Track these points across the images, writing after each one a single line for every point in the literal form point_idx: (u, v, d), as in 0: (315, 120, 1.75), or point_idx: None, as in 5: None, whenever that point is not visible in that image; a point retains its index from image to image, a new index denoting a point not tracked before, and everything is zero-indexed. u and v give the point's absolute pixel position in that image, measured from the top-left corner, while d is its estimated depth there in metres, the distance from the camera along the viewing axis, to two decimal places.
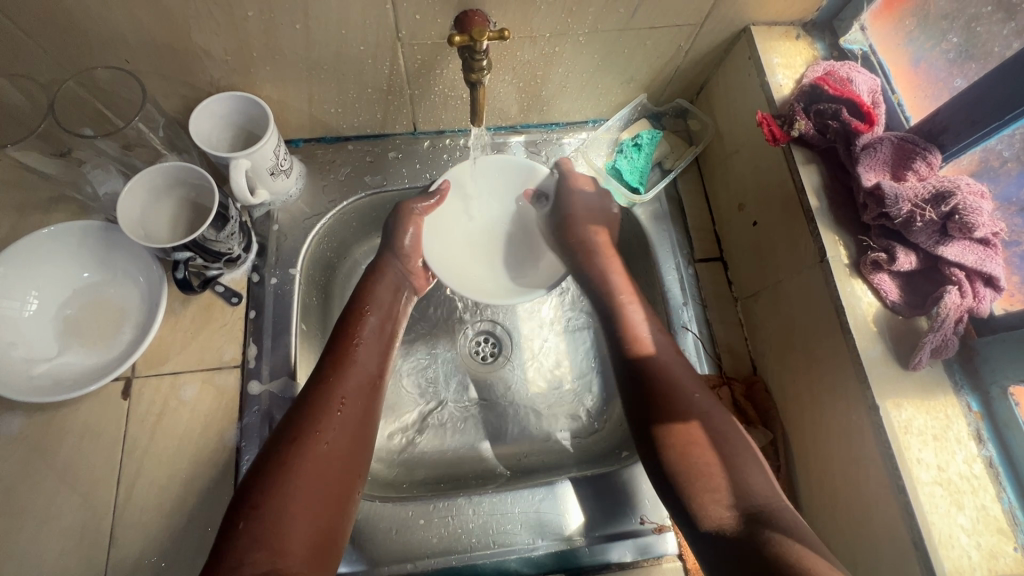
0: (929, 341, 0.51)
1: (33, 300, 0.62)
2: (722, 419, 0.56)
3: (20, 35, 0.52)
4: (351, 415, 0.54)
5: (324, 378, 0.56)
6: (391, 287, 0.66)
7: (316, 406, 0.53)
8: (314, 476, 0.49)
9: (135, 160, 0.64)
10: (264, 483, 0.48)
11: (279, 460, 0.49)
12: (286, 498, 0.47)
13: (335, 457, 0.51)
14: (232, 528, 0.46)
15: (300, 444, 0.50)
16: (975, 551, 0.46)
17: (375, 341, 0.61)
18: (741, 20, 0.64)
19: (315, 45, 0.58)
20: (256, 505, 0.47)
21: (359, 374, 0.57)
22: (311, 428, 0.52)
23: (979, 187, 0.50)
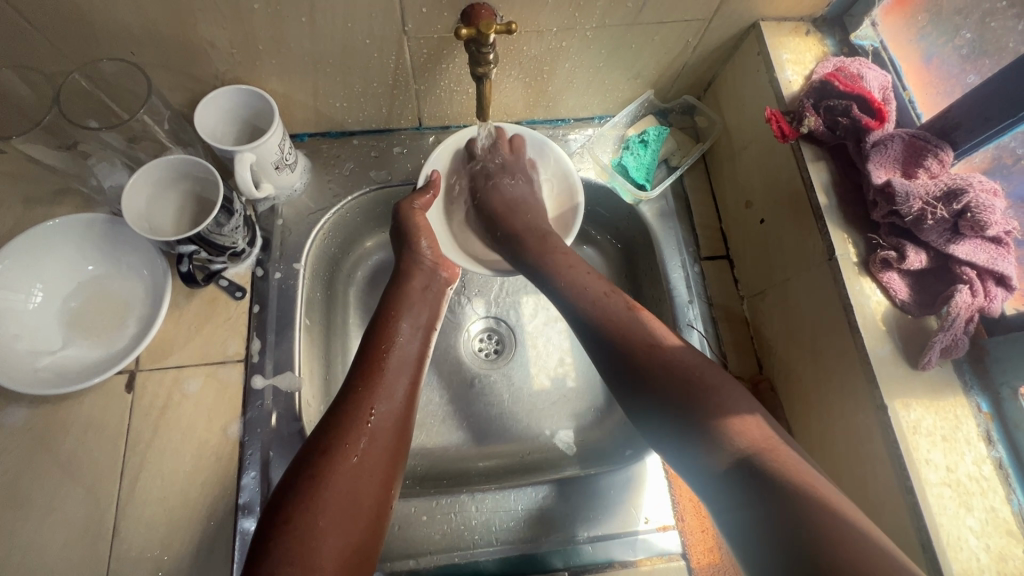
0: (939, 341, 0.50)
1: (38, 293, 0.62)
2: (691, 363, 0.53)
3: (27, 27, 0.52)
4: (385, 425, 0.53)
5: (355, 387, 0.54)
6: (420, 291, 0.64)
7: (346, 415, 0.52)
8: (344, 488, 0.48)
9: (140, 153, 0.63)
10: (293, 495, 0.47)
11: (309, 474, 0.48)
12: (317, 510, 0.46)
13: (367, 469, 0.50)
14: (264, 543, 0.45)
15: (331, 459, 0.49)
16: (984, 553, 0.46)
17: (408, 348, 0.59)
18: (750, 16, 0.63)
19: (321, 38, 0.58)
20: (289, 519, 0.46)
21: (391, 381, 0.55)
22: (340, 438, 0.50)
23: (991, 185, 0.50)
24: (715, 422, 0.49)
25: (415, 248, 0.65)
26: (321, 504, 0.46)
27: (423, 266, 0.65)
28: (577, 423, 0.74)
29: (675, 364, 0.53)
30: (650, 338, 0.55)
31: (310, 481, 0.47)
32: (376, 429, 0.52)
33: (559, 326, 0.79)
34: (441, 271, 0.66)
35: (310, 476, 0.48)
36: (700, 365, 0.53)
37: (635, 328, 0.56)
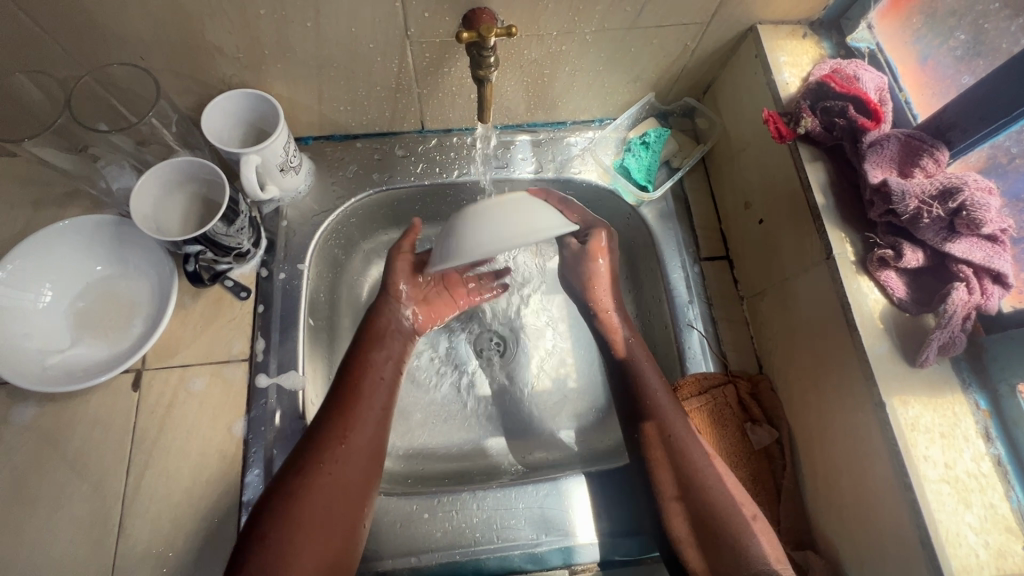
0: (936, 338, 0.50)
1: (47, 293, 0.63)
2: (710, 467, 0.58)
3: (40, 32, 0.53)
4: (359, 447, 0.56)
5: (331, 408, 0.57)
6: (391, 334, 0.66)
7: (320, 437, 0.55)
8: (317, 508, 0.51)
9: (148, 156, 0.65)
10: (270, 511, 0.50)
11: (289, 488, 0.52)
12: (291, 528, 0.49)
13: (338, 488, 0.53)
14: (240, 556, 0.49)
15: (306, 475, 0.52)
16: (983, 550, 0.46)
17: (382, 374, 0.62)
18: (747, 19, 0.64)
19: (325, 43, 0.59)
20: (264, 535, 0.49)
21: (365, 405, 0.58)
22: (314, 458, 0.53)
23: (986, 184, 0.50)
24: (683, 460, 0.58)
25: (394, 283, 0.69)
26: (296, 522, 0.50)
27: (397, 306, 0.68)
28: (578, 423, 0.75)
29: (701, 469, 0.58)
30: (680, 431, 0.60)
31: (285, 498, 0.51)
32: (350, 450, 0.55)
33: (559, 326, 0.80)
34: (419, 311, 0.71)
35: (286, 494, 0.51)
36: (725, 484, 0.57)
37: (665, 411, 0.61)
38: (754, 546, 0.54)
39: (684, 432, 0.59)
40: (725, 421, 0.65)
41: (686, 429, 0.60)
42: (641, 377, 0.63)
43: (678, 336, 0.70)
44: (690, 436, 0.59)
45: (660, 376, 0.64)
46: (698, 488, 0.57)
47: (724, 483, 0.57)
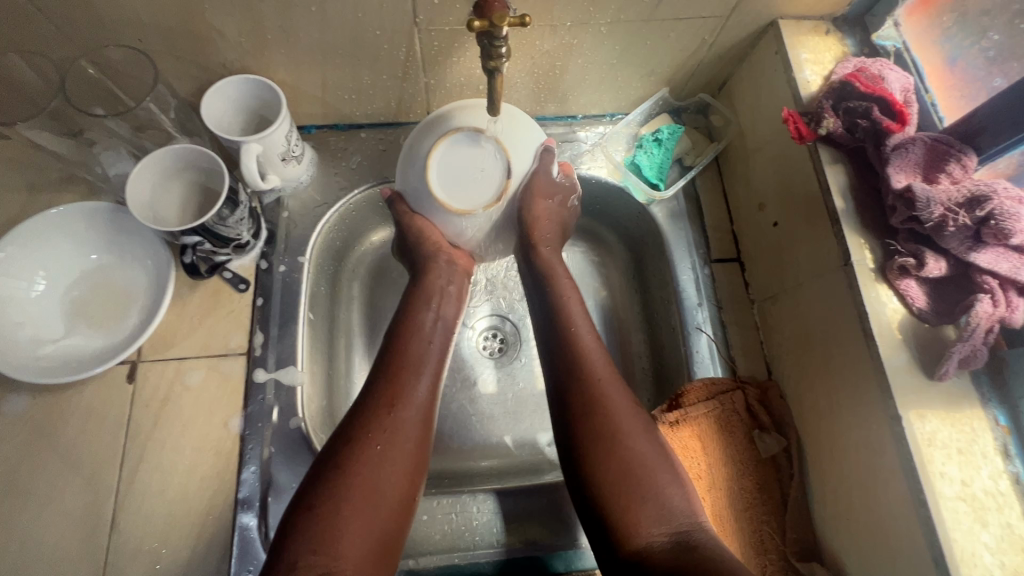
0: (957, 351, 0.49)
1: (41, 281, 0.61)
2: (639, 429, 0.53)
3: (32, 11, 0.51)
4: (410, 419, 0.52)
5: (381, 377, 0.54)
6: (442, 289, 0.62)
7: (370, 406, 0.52)
8: (371, 477, 0.48)
9: (146, 142, 0.63)
10: (320, 483, 0.47)
11: (337, 462, 0.48)
12: (342, 498, 0.46)
13: (392, 460, 0.50)
14: (288, 530, 0.45)
15: (356, 447, 0.49)
16: (1000, 571, 0.44)
17: (429, 340, 0.59)
18: (769, 13, 0.62)
19: (331, 28, 0.57)
20: (314, 507, 0.45)
21: (416, 373, 0.56)
22: (365, 427, 0.50)
23: (1016, 193, 0.48)
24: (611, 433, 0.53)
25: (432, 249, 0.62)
26: (348, 491, 0.46)
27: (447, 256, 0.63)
28: None
29: (631, 436, 0.53)
30: (600, 372, 0.56)
31: (336, 470, 0.47)
32: (401, 420, 0.52)
33: None
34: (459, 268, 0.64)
35: (336, 465, 0.48)
36: (655, 449, 0.53)
37: (600, 380, 0.56)
38: (684, 512, 0.50)
39: (619, 402, 0.54)
40: (733, 428, 0.63)
41: (623, 399, 0.55)
42: (573, 327, 0.60)
43: (686, 340, 0.68)
44: (626, 407, 0.55)
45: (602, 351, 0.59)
46: (626, 454, 0.52)
47: (654, 449, 0.53)
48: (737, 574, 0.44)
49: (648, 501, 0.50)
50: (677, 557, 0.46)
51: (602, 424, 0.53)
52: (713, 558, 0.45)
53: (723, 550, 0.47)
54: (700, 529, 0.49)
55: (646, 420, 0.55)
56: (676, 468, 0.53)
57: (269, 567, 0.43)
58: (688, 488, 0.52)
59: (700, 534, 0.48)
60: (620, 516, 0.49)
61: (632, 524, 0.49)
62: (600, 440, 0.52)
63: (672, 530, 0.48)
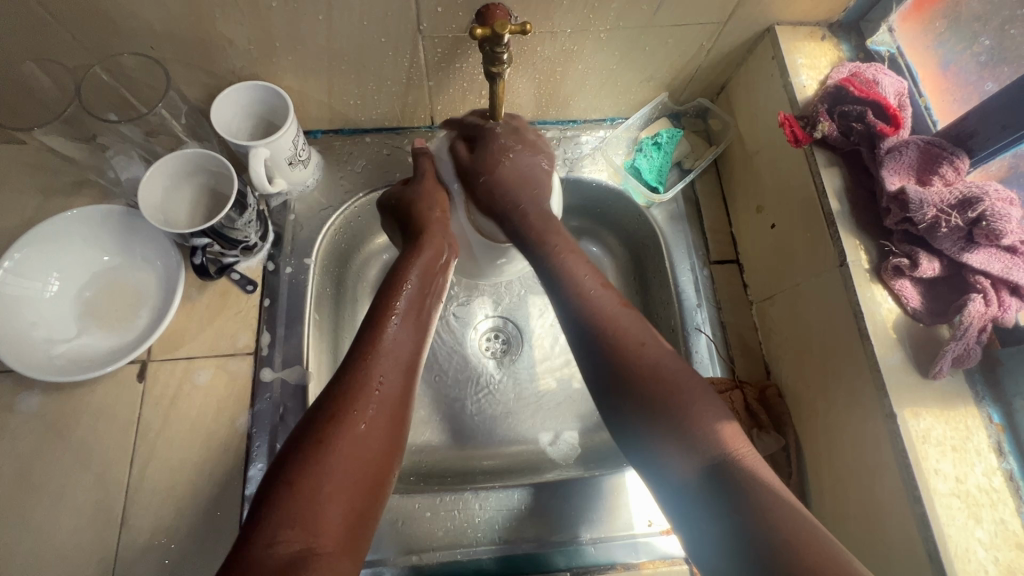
0: (951, 349, 0.49)
1: (54, 282, 0.63)
2: (677, 369, 0.53)
3: (49, 20, 0.53)
4: (388, 397, 0.53)
5: (362, 353, 0.55)
6: (430, 264, 0.63)
7: (353, 383, 0.52)
8: (349, 454, 0.48)
9: (157, 146, 0.64)
10: (298, 460, 0.47)
11: (317, 436, 0.48)
12: (323, 476, 0.46)
13: (373, 436, 0.50)
14: (265, 506, 0.45)
15: (338, 423, 0.49)
16: (993, 565, 0.45)
17: (412, 315, 0.59)
18: (766, 20, 0.63)
19: (337, 36, 0.59)
20: (292, 483, 0.46)
21: (395, 351, 0.56)
22: (347, 404, 0.51)
23: (1008, 194, 0.49)
24: (640, 381, 0.52)
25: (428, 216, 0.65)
26: (328, 467, 0.47)
27: (444, 240, 0.65)
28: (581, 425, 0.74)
29: (671, 379, 0.52)
30: (633, 334, 0.55)
31: (317, 446, 0.48)
32: (382, 398, 0.52)
33: None
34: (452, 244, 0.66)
35: (317, 441, 0.48)
36: (693, 387, 0.52)
37: (628, 331, 0.55)
38: (732, 442, 0.48)
39: (655, 352, 0.53)
40: None
41: (654, 345, 0.54)
42: (588, 290, 0.58)
43: (685, 340, 0.69)
44: (660, 353, 0.54)
45: (621, 304, 0.57)
46: (666, 394, 0.51)
47: (697, 389, 0.52)
48: (787, 507, 0.43)
49: (697, 436, 0.49)
50: (723, 491, 0.46)
51: (644, 366, 0.52)
52: (760, 488, 0.45)
53: (772, 482, 0.46)
54: (745, 458, 0.47)
55: (681, 365, 0.53)
56: (719, 407, 0.51)
57: (245, 539, 0.43)
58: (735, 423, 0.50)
59: (754, 465, 0.47)
60: (660, 443, 0.50)
61: (678, 460, 0.48)
62: (647, 385, 0.52)
63: (716, 463, 0.47)
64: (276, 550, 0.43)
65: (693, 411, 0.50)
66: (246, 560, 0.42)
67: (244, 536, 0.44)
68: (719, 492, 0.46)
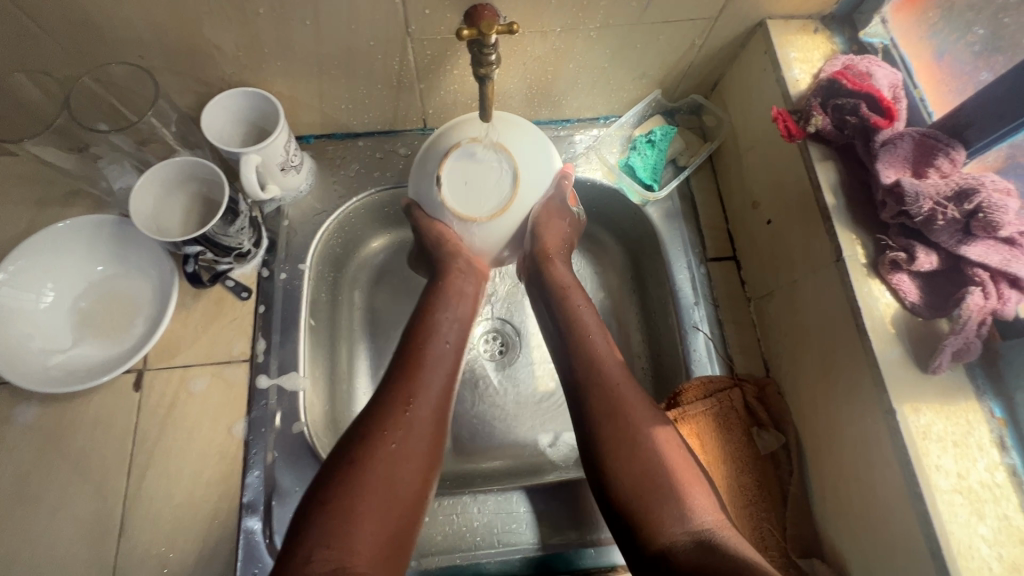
0: (950, 343, 0.49)
1: (49, 293, 0.63)
2: (647, 417, 0.54)
3: (37, 31, 0.53)
4: (422, 416, 0.53)
5: (396, 375, 0.55)
6: (461, 291, 0.64)
7: (384, 407, 0.52)
8: (383, 475, 0.48)
9: (149, 155, 0.64)
10: (334, 478, 0.47)
11: (351, 456, 0.49)
12: (357, 494, 0.46)
13: (410, 454, 0.50)
14: (302, 525, 0.45)
15: (372, 442, 0.50)
16: (997, 563, 0.44)
17: (445, 338, 0.60)
18: (757, 14, 0.62)
19: (326, 40, 0.58)
20: (326, 501, 0.46)
21: (429, 376, 0.55)
22: (379, 424, 0.51)
23: (1004, 185, 0.49)
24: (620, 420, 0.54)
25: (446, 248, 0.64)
26: (365, 489, 0.47)
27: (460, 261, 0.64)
28: None
29: (641, 414, 0.54)
30: (619, 383, 0.56)
31: (350, 464, 0.48)
32: (414, 419, 0.52)
33: None
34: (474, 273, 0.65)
35: (349, 460, 0.48)
36: (656, 425, 0.54)
37: (613, 390, 0.56)
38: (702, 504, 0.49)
39: (637, 406, 0.55)
40: (731, 426, 0.63)
41: (638, 399, 0.55)
42: (585, 333, 0.60)
43: (682, 338, 0.68)
44: (643, 405, 0.55)
45: (608, 341, 0.60)
46: (645, 449, 0.52)
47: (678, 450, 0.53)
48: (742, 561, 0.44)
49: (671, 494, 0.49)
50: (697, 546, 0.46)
51: (628, 428, 0.53)
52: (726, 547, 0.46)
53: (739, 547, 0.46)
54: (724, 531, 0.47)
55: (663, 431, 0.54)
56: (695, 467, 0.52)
57: (284, 556, 0.44)
58: (705, 488, 0.51)
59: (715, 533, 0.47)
60: (638, 503, 0.50)
61: (638, 485, 0.50)
62: (619, 462, 0.52)
63: (688, 527, 0.48)
64: (311, 567, 0.43)
65: (675, 479, 0.50)
66: None
67: (281, 555, 0.44)
68: (698, 554, 0.45)
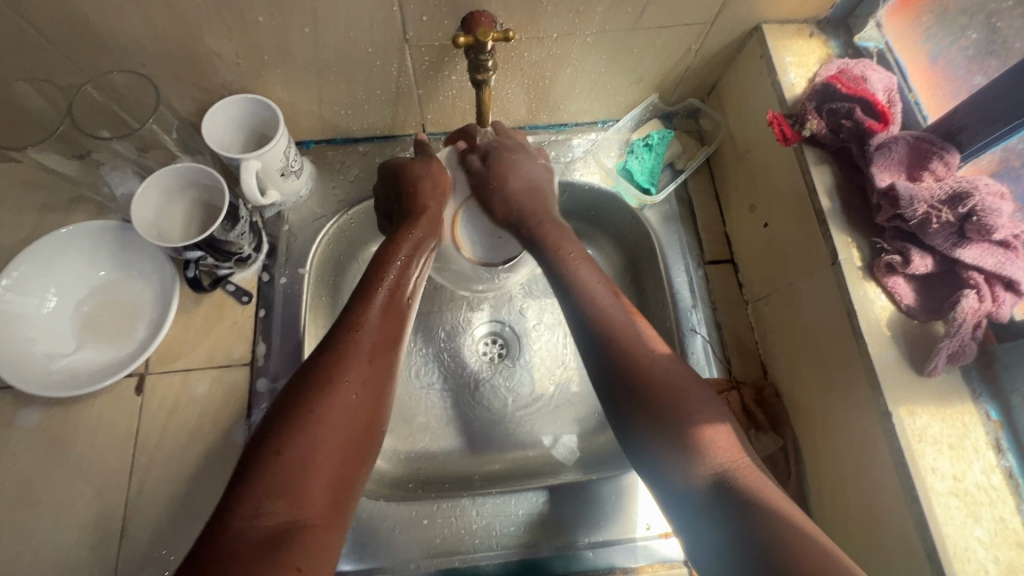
0: (945, 346, 0.49)
1: (52, 298, 0.63)
2: (664, 360, 0.52)
3: (41, 40, 0.54)
4: (377, 362, 0.50)
5: (354, 319, 0.52)
6: (418, 238, 0.61)
7: (343, 348, 0.49)
8: (338, 420, 0.45)
9: (150, 161, 0.65)
10: (284, 426, 0.44)
11: (305, 401, 0.45)
12: (311, 442, 0.43)
13: (362, 402, 0.47)
14: (249, 472, 0.41)
15: (329, 388, 0.46)
16: (993, 565, 0.44)
17: (401, 284, 0.57)
18: (752, 19, 0.63)
19: (324, 47, 0.59)
20: (280, 451, 0.42)
21: (390, 321, 0.54)
22: (338, 370, 0.48)
23: (998, 189, 0.49)
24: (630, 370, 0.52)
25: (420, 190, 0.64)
26: (319, 434, 0.44)
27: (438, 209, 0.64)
28: (580, 428, 0.74)
29: (651, 357, 0.52)
30: (630, 331, 0.54)
31: (306, 411, 0.45)
32: (375, 367, 0.50)
33: (562, 330, 0.79)
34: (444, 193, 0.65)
35: (304, 406, 0.45)
36: (673, 367, 0.52)
37: (673, 368, 0.51)
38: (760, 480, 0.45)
39: (686, 381, 0.51)
40: None
41: (686, 376, 0.51)
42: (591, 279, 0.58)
43: (681, 341, 0.68)
44: (691, 382, 0.51)
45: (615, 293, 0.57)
46: (687, 423, 0.48)
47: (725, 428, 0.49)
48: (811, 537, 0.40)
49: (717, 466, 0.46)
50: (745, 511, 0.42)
51: (671, 405, 0.49)
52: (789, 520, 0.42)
53: (805, 526, 0.41)
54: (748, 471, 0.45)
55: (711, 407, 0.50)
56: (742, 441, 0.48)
57: (226, 509, 0.39)
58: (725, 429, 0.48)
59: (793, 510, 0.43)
60: (659, 446, 0.48)
61: (683, 468, 0.47)
62: (675, 442, 0.47)
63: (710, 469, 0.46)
64: (260, 521, 0.39)
65: (693, 417, 0.48)
66: (227, 531, 0.38)
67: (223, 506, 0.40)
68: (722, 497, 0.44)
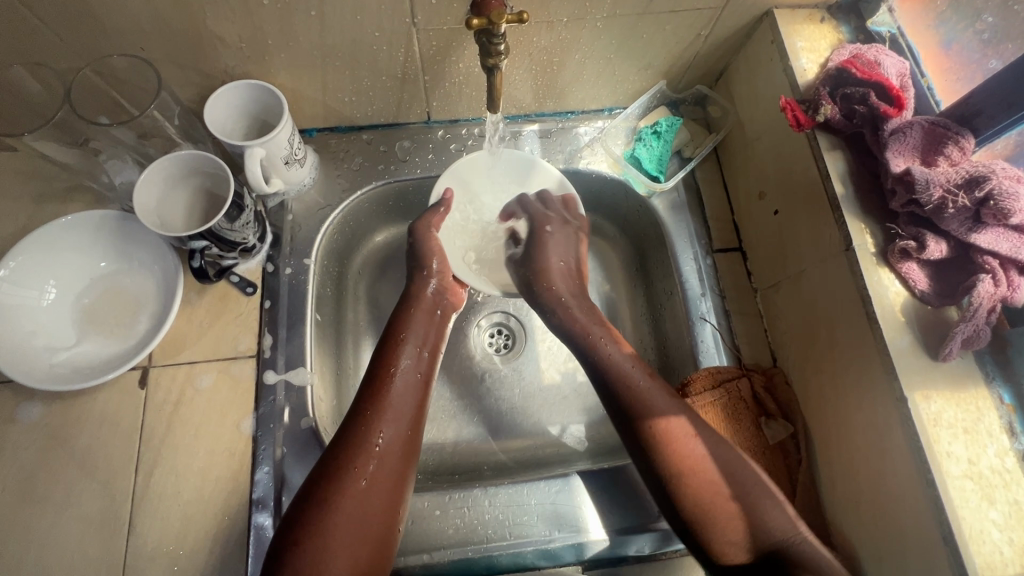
0: (961, 331, 0.49)
1: (51, 290, 0.62)
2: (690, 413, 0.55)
3: (35, 21, 0.52)
4: (388, 455, 0.52)
5: (362, 411, 0.54)
6: (428, 315, 0.64)
7: (352, 442, 0.52)
8: (353, 512, 0.48)
9: (150, 149, 0.63)
10: (303, 519, 0.47)
11: (320, 496, 0.48)
12: (325, 536, 0.46)
13: (375, 492, 0.50)
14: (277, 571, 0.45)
15: (339, 481, 0.49)
16: (1008, 547, 0.45)
17: (415, 369, 0.58)
18: (764, 4, 0.62)
19: (330, 30, 0.57)
20: (299, 542, 0.46)
21: (398, 405, 0.55)
22: (348, 461, 0.50)
23: (1014, 172, 0.49)
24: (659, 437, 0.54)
25: (426, 271, 0.67)
26: (333, 528, 0.47)
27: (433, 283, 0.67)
28: (587, 418, 0.74)
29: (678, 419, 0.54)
30: (650, 390, 0.56)
31: (320, 504, 0.48)
32: (384, 454, 0.52)
33: None
34: (450, 294, 0.68)
35: (319, 500, 0.48)
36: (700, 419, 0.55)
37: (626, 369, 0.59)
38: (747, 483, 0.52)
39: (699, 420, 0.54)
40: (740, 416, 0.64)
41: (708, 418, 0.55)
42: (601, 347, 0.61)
43: (691, 330, 0.68)
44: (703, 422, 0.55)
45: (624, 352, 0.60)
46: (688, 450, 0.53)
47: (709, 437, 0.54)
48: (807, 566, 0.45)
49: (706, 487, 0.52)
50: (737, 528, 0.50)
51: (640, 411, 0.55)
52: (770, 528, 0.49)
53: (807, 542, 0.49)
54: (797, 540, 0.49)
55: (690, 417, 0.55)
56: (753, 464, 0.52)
57: None
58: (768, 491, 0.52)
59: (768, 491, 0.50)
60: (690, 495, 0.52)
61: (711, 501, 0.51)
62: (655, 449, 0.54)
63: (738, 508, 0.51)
64: None
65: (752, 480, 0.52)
66: None
67: None
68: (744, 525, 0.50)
